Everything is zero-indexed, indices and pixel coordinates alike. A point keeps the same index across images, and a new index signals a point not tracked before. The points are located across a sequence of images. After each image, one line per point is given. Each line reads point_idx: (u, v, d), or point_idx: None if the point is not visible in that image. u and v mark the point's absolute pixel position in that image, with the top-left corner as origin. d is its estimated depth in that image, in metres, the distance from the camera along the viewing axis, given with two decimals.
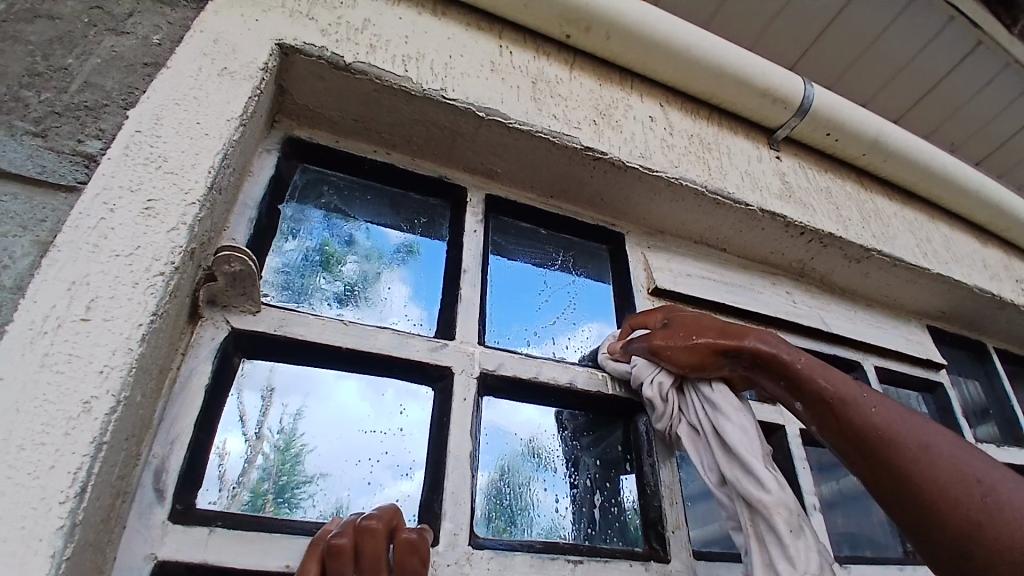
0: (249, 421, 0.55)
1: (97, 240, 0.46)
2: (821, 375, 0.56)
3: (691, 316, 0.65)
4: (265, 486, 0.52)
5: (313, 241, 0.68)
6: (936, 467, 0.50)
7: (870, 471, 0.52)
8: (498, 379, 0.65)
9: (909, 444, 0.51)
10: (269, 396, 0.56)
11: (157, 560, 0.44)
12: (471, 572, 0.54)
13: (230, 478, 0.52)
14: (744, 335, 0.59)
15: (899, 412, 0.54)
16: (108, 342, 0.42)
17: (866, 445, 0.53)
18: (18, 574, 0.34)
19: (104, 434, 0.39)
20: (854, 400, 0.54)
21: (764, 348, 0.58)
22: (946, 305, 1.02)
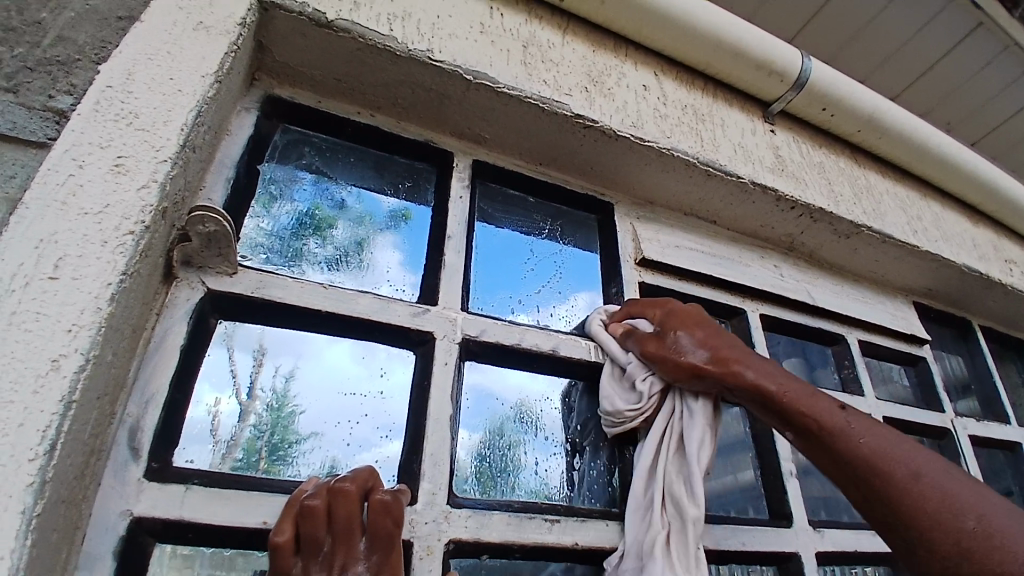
0: (240, 380, 0.56)
1: (66, 198, 0.45)
2: (807, 405, 0.56)
3: (685, 324, 0.64)
4: (257, 443, 0.54)
5: (302, 202, 0.68)
6: (925, 496, 0.51)
7: (858, 497, 0.54)
8: (480, 346, 0.65)
9: (901, 474, 0.52)
10: (261, 356, 0.58)
11: (133, 515, 0.45)
12: (449, 529, 0.55)
13: (222, 434, 0.53)
14: (732, 363, 0.59)
15: (890, 439, 0.54)
16: (77, 301, 0.41)
17: (854, 475, 0.54)
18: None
19: (73, 393, 0.39)
20: (841, 428, 0.55)
21: (752, 374, 0.58)
22: (933, 284, 1.02)
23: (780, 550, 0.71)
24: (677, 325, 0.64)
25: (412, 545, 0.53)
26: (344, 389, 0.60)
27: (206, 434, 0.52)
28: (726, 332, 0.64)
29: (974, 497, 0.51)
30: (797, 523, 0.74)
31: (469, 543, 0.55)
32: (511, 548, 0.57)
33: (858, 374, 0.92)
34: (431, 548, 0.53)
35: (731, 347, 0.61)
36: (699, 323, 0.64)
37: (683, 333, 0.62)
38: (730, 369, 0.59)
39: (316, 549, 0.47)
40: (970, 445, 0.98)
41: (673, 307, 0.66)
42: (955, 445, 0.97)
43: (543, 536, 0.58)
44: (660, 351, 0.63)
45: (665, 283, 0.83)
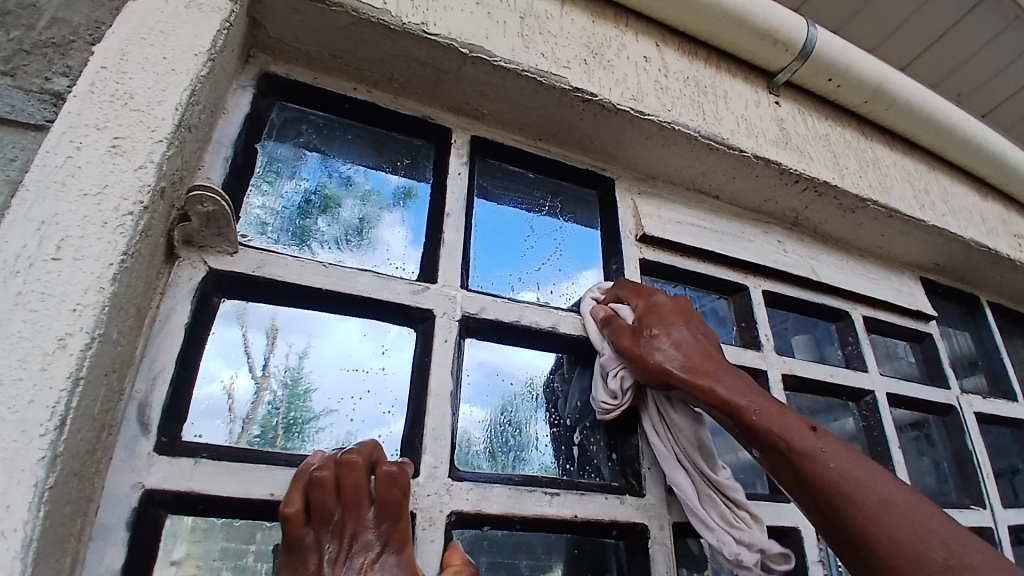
0: (254, 359, 0.57)
1: (64, 179, 0.45)
2: (778, 424, 0.55)
3: (663, 324, 0.62)
4: (273, 420, 0.56)
5: (307, 180, 0.69)
6: (890, 522, 0.50)
7: (819, 516, 0.54)
8: (479, 323, 0.66)
9: (867, 498, 0.52)
10: (274, 335, 0.59)
11: (144, 488, 0.46)
12: (449, 501, 0.56)
13: (238, 412, 0.55)
14: (705, 373, 0.58)
15: (860, 466, 0.53)
16: (81, 281, 0.42)
17: (820, 495, 0.53)
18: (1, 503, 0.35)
19: (80, 370, 0.40)
20: (809, 450, 0.54)
21: (722, 387, 0.57)
22: (939, 257, 1.01)
23: (781, 524, 0.72)
24: (653, 324, 0.62)
25: (416, 516, 0.54)
26: (353, 367, 0.61)
27: (221, 410, 0.54)
28: (705, 336, 0.63)
29: (940, 529, 0.50)
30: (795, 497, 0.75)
31: (470, 514, 0.57)
32: (511, 520, 0.58)
33: (862, 350, 0.92)
34: (434, 518, 0.55)
35: (705, 355, 0.60)
36: (677, 322, 0.62)
37: (659, 333, 0.61)
38: (702, 380, 0.58)
39: (326, 518, 0.47)
40: (975, 422, 0.99)
41: (653, 304, 0.64)
42: (959, 420, 0.97)
43: (543, 508, 0.60)
44: (633, 351, 0.62)
45: (665, 259, 0.83)
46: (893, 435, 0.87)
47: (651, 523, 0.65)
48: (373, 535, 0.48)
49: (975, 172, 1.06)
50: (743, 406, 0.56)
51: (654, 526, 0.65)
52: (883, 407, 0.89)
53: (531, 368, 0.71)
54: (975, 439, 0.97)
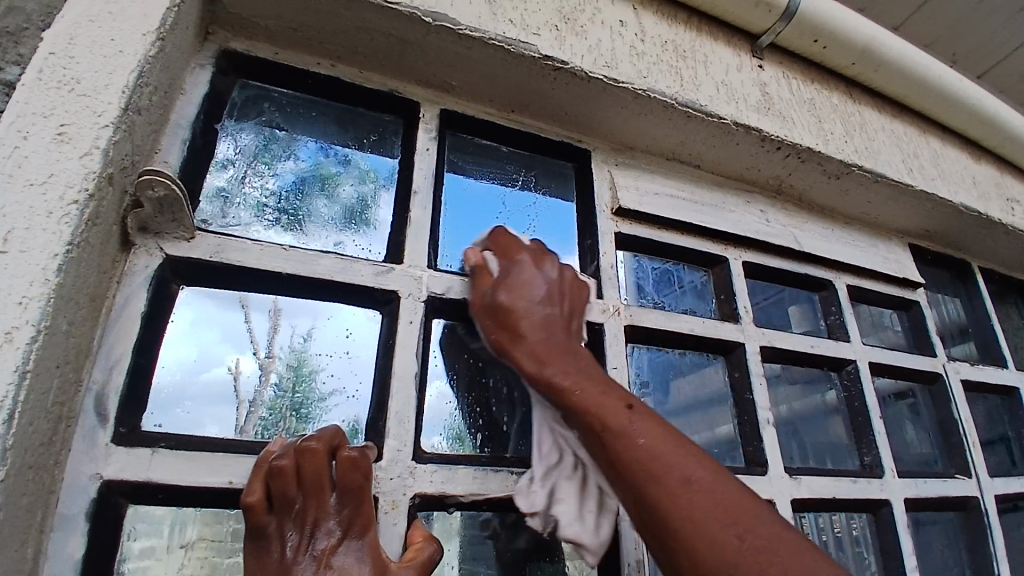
0: (258, 342, 0.60)
1: (10, 170, 0.45)
2: (592, 402, 0.52)
3: (512, 293, 0.59)
4: (280, 403, 0.58)
5: (304, 161, 0.69)
6: (695, 505, 0.46)
7: (627, 497, 0.49)
8: (446, 303, 0.66)
9: (672, 478, 0.47)
10: (276, 318, 0.61)
11: (102, 479, 0.47)
12: (414, 484, 0.57)
13: (245, 394, 0.57)
14: (536, 347, 0.56)
15: (674, 446, 0.49)
16: (26, 273, 0.42)
17: (627, 476, 0.49)
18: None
19: (28, 363, 0.40)
20: (622, 427, 0.50)
21: (549, 363, 0.55)
22: (927, 224, 0.99)
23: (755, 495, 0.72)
24: (502, 288, 0.60)
25: (377, 501, 0.55)
26: (355, 350, 0.62)
27: (229, 393, 0.57)
28: (558, 300, 0.60)
29: (754, 517, 0.45)
30: (772, 471, 0.74)
31: (434, 496, 0.58)
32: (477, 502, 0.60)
33: (845, 321, 0.91)
34: (396, 503, 0.56)
35: (542, 324, 0.58)
36: (528, 287, 0.59)
37: (502, 303, 0.59)
38: (530, 356, 0.56)
39: (288, 505, 0.48)
40: (960, 388, 0.99)
41: (510, 265, 0.61)
42: (945, 389, 0.97)
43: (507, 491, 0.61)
44: (480, 316, 0.61)
45: (642, 232, 0.81)
46: (874, 406, 0.87)
47: None
48: (337, 521, 0.49)
49: (968, 135, 1.03)
50: (564, 384, 0.54)
51: None
52: (864, 377, 0.89)
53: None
54: (961, 406, 0.97)
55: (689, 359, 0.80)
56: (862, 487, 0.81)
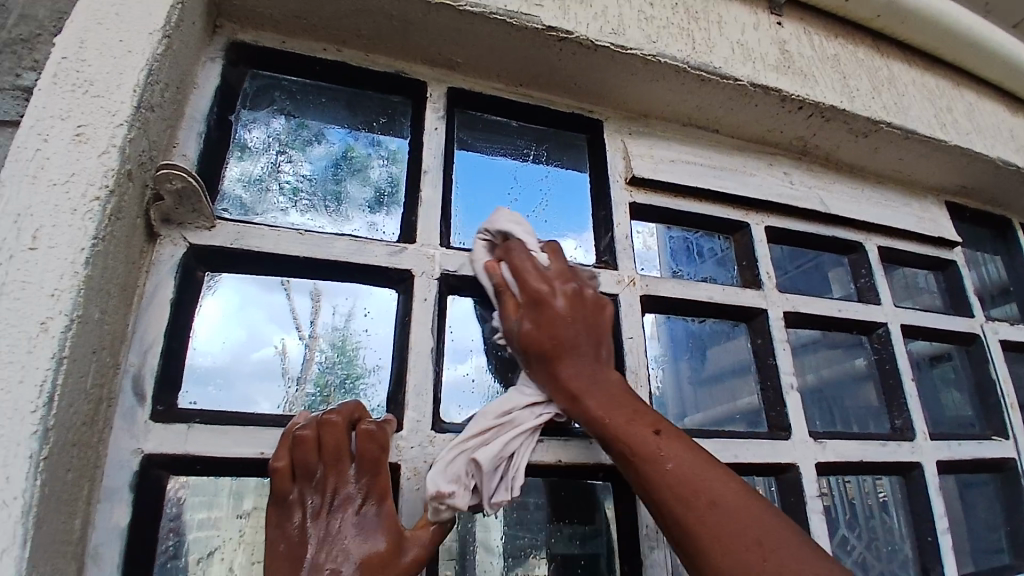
0: (301, 321, 0.63)
1: (35, 171, 0.48)
2: (624, 431, 0.54)
3: (541, 326, 0.58)
4: (325, 378, 0.62)
5: (335, 144, 0.72)
6: (721, 526, 0.49)
7: (655, 515, 0.53)
8: (459, 280, 0.67)
9: (699, 501, 0.50)
10: (317, 297, 0.64)
11: (143, 453, 0.51)
12: (434, 452, 0.59)
13: (293, 371, 0.61)
14: (568, 381, 0.57)
15: (697, 466, 0.52)
16: (56, 267, 0.45)
17: (658, 499, 0.52)
18: (2, 475, 0.39)
19: (63, 350, 0.43)
20: (652, 454, 0.53)
21: (582, 396, 0.56)
22: (967, 179, 0.93)
23: (777, 460, 0.71)
24: (530, 321, 0.58)
25: (399, 467, 0.57)
26: (388, 327, 0.65)
27: (277, 370, 0.61)
28: (583, 324, 0.59)
29: (778, 539, 0.48)
30: (795, 434, 0.73)
31: None
32: None
33: (875, 281, 0.89)
34: (418, 469, 0.58)
35: (572, 354, 0.58)
36: (553, 318, 0.58)
37: (529, 334, 0.58)
38: (564, 391, 0.57)
39: (310, 473, 0.50)
40: (999, 348, 0.97)
41: (529, 291, 0.59)
42: (982, 347, 0.96)
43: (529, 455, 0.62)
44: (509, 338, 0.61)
45: (658, 201, 0.80)
46: (906, 369, 0.85)
47: None
48: (356, 488, 0.51)
49: (1009, 85, 0.97)
50: (599, 417, 0.55)
51: None
52: (896, 338, 0.87)
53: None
54: (999, 364, 0.96)
55: (710, 327, 0.81)
56: (890, 449, 0.79)
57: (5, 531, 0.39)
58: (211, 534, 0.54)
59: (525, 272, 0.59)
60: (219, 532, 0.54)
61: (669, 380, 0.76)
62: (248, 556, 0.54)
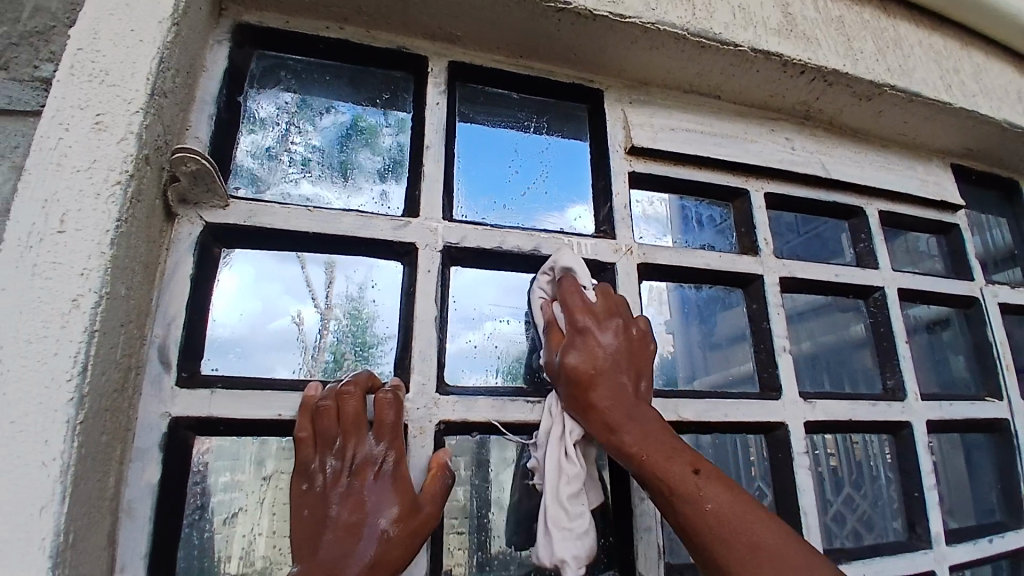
0: (317, 292, 0.68)
1: (59, 159, 0.51)
2: (664, 470, 0.55)
3: (586, 360, 0.60)
4: (341, 347, 0.66)
5: (344, 114, 0.75)
6: (761, 567, 0.50)
7: (690, 548, 0.54)
8: (461, 252, 0.70)
9: (739, 544, 0.51)
10: (330, 270, 0.68)
11: (170, 417, 0.56)
12: (438, 413, 0.63)
13: (309, 339, 0.66)
14: (606, 413, 0.58)
15: (737, 507, 0.53)
16: (83, 249, 0.49)
17: (697, 539, 0.53)
18: (42, 438, 0.44)
19: (94, 324, 0.48)
20: (692, 492, 0.54)
21: (620, 429, 0.57)
22: (970, 142, 0.95)
23: (767, 419, 0.74)
24: (573, 352, 0.61)
25: (407, 427, 0.62)
26: (394, 298, 0.69)
27: (294, 338, 0.65)
28: (625, 361, 0.61)
29: None
30: (785, 395, 0.76)
31: (456, 423, 0.64)
32: (494, 426, 0.65)
33: (875, 246, 0.90)
34: (424, 429, 0.63)
35: (610, 387, 0.59)
36: (600, 353, 0.61)
37: (573, 367, 0.60)
38: (603, 423, 0.58)
39: (328, 440, 0.55)
40: (998, 312, 0.98)
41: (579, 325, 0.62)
42: (982, 312, 0.97)
43: (525, 416, 0.67)
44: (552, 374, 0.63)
45: (658, 170, 0.81)
46: (901, 332, 0.86)
47: None
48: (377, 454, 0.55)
49: (1019, 46, 0.95)
50: (637, 452, 0.56)
51: None
52: (893, 303, 0.88)
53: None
54: (997, 330, 0.97)
55: (707, 293, 0.86)
56: (880, 409, 0.82)
57: (45, 490, 0.43)
58: (234, 490, 0.60)
59: (572, 307, 0.62)
60: (244, 488, 0.60)
61: (682, 343, 0.84)
62: (272, 506, 0.61)
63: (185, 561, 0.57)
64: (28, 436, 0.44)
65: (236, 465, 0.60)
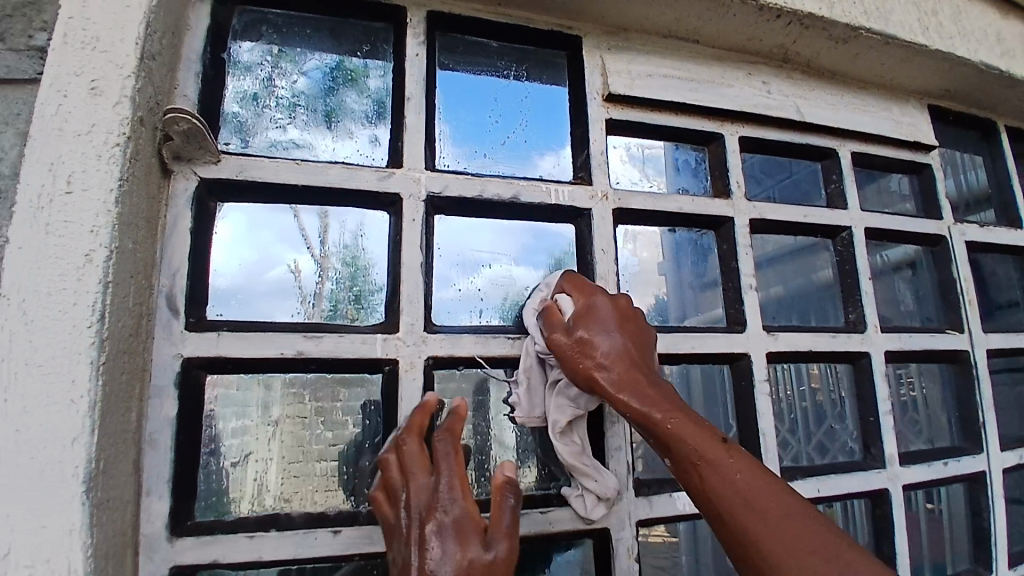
0: (310, 240, 0.72)
1: (60, 123, 0.54)
2: (693, 437, 0.58)
3: (605, 332, 0.64)
4: (336, 291, 0.71)
5: (328, 56, 0.77)
6: (794, 530, 0.52)
7: (720, 516, 0.56)
8: (444, 201, 0.74)
9: (771, 509, 0.54)
10: (323, 219, 0.72)
11: (182, 357, 0.62)
12: (426, 350, 0.69)
13: (305, 284, 0.71)
14: (631, 381, 0.62)
15: (766, 479, 0.56)
16: (91, 208, 0.53)
17: (728, 504, 0.55)
18: (70, 377, 0.50)
19: (108, 276, 0.53)
20: (722, 460, 0.56)
21: (645, 396, 0.60)
22: (948, 84, 0.96)
23: (731, 351, 0.81)
24: (577, 334, 0.64)
25: (398, 362, 0.68)
26: (381, 244, 0.73)
27: (292, 282, 0.70)
28: (638, 344, 0.65)
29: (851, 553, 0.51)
30: (750, 329, 0.82)
31: (444, 358, 0.70)
32: (478, 360, 0.72)
33: (845, 187, 0.94)
34: (414, 364, 0.68)
35: (631, 362, 0.63)
36: (606, 331, 0.64)
37: (596, 339, 0.63)
38: (626, 390, 0.61)
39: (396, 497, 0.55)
40: (965, 251, 1.02)
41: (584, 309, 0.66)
42: (948, 250, 1.01)
43: (506, 351, 0.73)
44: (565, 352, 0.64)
45: (634, 116, 0.84)
46: (864, 269, 0.92)
47: None
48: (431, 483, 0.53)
49: None
50: (663, 420, 0.59)
51: None
52: (858, 242, 0.93)
53: (526, 243, 0.80)
54: (963, 266, 1.01)
55: (679, 235, 0.90)
56: (841, 341, 0.88)
57: (76, 422, 0.49)
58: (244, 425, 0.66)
59: (587, 293, 0.68)
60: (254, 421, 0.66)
61: (671, 283, 0.88)
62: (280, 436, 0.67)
63: (205, 490, 0.64)
64: (56, 378, 0.50)
65: (243, 408, 0.66)
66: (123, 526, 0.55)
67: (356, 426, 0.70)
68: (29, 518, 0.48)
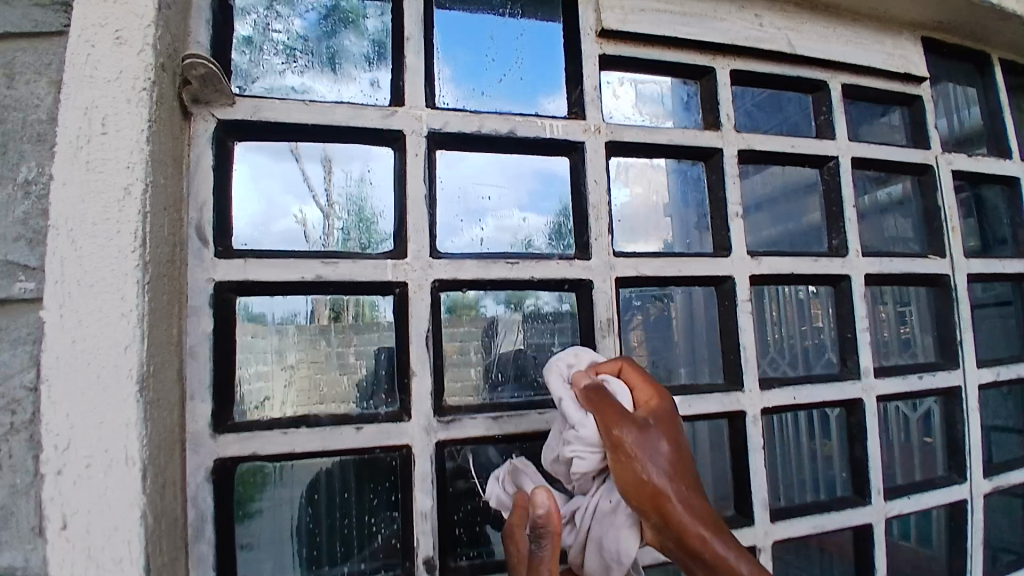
0: (320, 179, 0.78)
1: (90, 71, 0.59)
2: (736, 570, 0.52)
3: (668, 436, 0.53)
4: (347, 224, 0.78)
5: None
6: None
7: None
8: (444, 136, 0.78)
9: None
10: (329, 158, 0.78)
11: (213, 282, 0.69)
12: (433, 273, 0.75)
13: (318, 216, 0.78)
14: (691, 501, 0.53)
15: None
16: (125, 147, 0.59)
17: None
18: (119, 294, 0.57)
19: (145, 207, 0.59)
20: None
21: (699, 520, 0.53)
22: (941, 15, 0.97)
23: (716, 274, 0.86)
24: (650, 432, 0.53)
25: (407, 285, 0.74)
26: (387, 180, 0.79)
27: (305, 215, 0.77)
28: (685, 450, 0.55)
29: None
30: (735, 253, 0.87)
31: (449, 280, 0.76)
32: (480, 282, 0.77)
33: (834, 118, 0.97)
34: (422, 286, 0.75)
35: (689, 477, 0.53)
36: (676, 441, 0.54)
37: (659, 441, 0.53)
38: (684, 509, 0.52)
39: None
40: (950, 179, 1.05)
41: (656, 417, 0.54)
42: (934, 179, 1.04)
43: (506, 273, 0.78)
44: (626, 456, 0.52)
45: (628, 52, 0.87)
46: (850, 197, 0.95)
47: (595, 279, 0.81)
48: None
49: None
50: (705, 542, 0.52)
51: (598, 280, 0.81)
52: (845, 171, 0.96)
53: (520, 168, 0.86)
54: (947, 195, 1.04)
55: (675, 173, 0.94)
56: (824, 265, 0.93)
57: (127, 332, 0.57)
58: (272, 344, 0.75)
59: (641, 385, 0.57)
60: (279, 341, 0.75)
61: (676, 225, 0.95)
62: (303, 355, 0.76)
63: (241, 393, 0.72)
64: (106, 294, 0.57)
65: (265, 324, 0.74)
66: (171, 424, 0.63)
67: (369, 333, 0.78)
68: (90, 415, 0.55)
